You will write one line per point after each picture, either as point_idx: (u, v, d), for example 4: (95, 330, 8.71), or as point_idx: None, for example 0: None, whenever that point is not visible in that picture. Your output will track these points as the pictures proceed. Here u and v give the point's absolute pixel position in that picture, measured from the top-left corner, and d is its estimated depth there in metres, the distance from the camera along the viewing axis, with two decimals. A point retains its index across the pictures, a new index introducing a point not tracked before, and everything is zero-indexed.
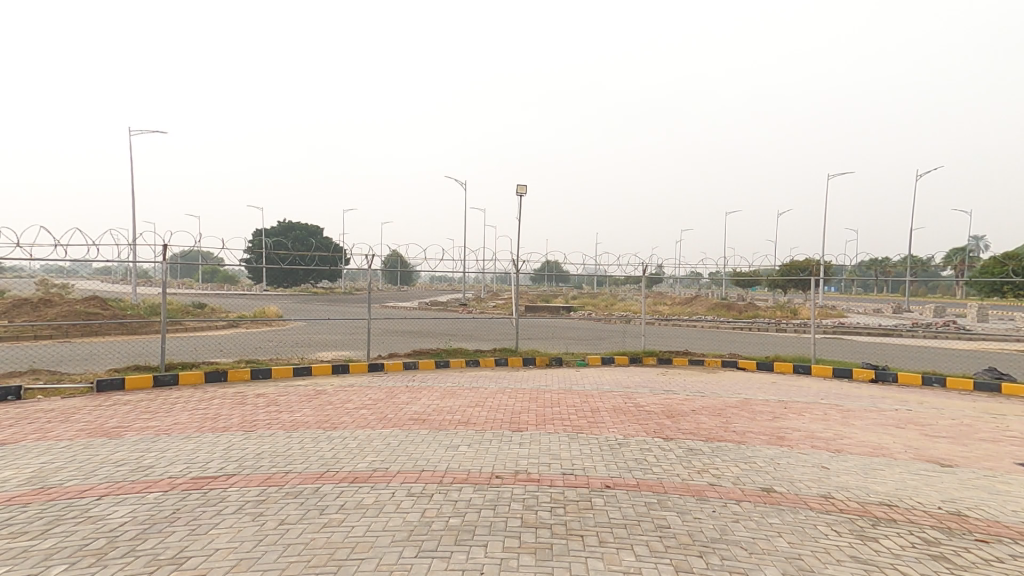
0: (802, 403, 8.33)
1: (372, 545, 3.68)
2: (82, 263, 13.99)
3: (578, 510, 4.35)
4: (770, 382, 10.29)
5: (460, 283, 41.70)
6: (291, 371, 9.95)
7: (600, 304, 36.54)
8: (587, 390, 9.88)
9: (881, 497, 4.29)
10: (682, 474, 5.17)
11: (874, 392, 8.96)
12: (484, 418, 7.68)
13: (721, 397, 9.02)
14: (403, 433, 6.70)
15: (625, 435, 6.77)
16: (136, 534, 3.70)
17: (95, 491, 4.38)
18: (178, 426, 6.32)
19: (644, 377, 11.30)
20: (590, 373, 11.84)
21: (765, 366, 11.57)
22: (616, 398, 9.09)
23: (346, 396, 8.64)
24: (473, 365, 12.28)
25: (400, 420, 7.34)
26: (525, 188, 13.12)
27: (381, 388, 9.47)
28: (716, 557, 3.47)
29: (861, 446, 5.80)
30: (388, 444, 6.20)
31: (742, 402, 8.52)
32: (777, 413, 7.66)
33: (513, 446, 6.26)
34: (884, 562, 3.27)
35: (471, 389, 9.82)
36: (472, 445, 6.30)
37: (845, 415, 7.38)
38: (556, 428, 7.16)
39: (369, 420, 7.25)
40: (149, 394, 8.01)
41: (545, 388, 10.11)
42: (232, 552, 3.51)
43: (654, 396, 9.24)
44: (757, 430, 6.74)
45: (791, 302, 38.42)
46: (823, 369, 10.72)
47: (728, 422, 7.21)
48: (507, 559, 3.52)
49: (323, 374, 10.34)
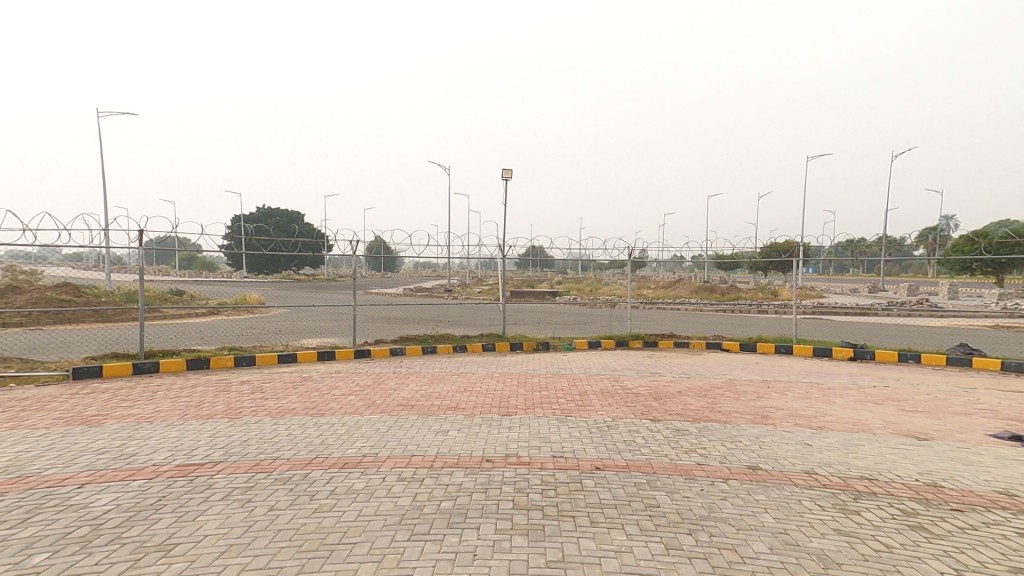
0: (784, 382, 8.52)
1: (364, 530, 3.67)
2: (52, 249, 13.49)
3: (569, 492, 4.40)
4: (753, 363, 10.50)
5: (445, 269, 41.49)
6: (276, 358, 9.83)
7: (585, 289, 36.71)
8: (574, 374, 9.95)
9: (862, 472, 4.42)
10: (670, 454, 5.26)
11: (853, 370, 9.21)
12: (473, 403, 7.69)
13: (706, 378, 9.18)
14: (392, 419, 6.68)
15: (613, 417, 6.86)
16: (121, 522, 3.62)
17: (76, 479, 4.27)
18: (160, 414, 6.19)
19: (630, 360, 11.44)
20: (577, 357, 11.92)
21: (748, 347, 11.80)
22: (604, 381, 9.19)
23: (333, 383, 8.57)
24: (461, 350, 12.27)
25: (389, 406, 7.32)
26: (511, 172, 12.99)
27: (369, 375, 9.41)
28: (705, 534, 3.54)
29: (842, 423, 5.96)
30: (378, 430, 6.17)
31: (726, 383, 8.68)
32: (761, 392, 7.83)
33: (503, 430, 6.30)
34: (866, 534, 3.38)
35: (460, 375, 9.83)
36: (462, 429, 6.32)
37: (826, 393, 7.57)
38: (545, 412, 7.21)
39: (357, 406, 7.21)
40: (130, 382, 7.84)
41: (533, 372, 10.16)
42: (221, 538, 3.46)
43: (641, 378, 9.36)
44: (741, 410, 6.88)
45: (771, 285, 39.13)
46: (804, 349, 10.97)
47: (714, 402, 7.34)
48: (500, 540, 3.54)
49: (309, 361, 10.23)
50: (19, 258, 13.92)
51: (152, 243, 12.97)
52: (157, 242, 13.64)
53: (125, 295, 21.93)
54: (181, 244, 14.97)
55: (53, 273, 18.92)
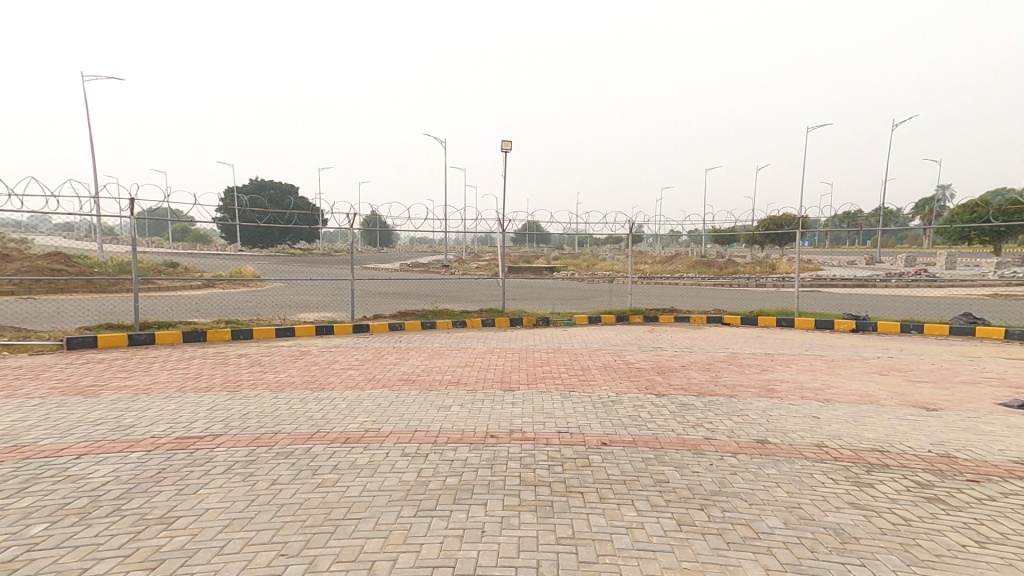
0: (787, 355, 8.47)
1: (369, 505, 3.58)
2: (42, 218, 13.12)
3: (576, 467, 4.33)
4: (755, 336, 10.45)
5: (442, 244, 41.14)
6: (274, 332, 9.68)
7: (582, 264, 36.50)
8: (576, 348, 9.89)
9: (873, 444, 4.36)
10: (676, 429, 5.20)
11: (856, 341, 9.18)
12: (474, 378, 7.62)
13: (709, 352, 9.12)
14: (393, 393, 6.60)
15: (617, 392, 6.80)
16: (121, 493, 3.50)
17: (73, 450, 4.14)
18: (158, 386, 6.05)
19: (631, 334, 11.37)
20: (578, 331, 11.84)
21: (749, 321, 11.75)
22: (606, 356, 9.13)
23: (332, 357, 8.46)
24: (460, 325, 12.17)
25: (389, 381, 7.23)
26: (510, 143, 12.64)
27: (368, 349, 9.31)
28: (718, 510, 3.47)
29: (848, 396, 5.91)
30: (379, 405, 6.08)
31: (729, 356, 8.63)
32: (764, 366, 7.77)
33: (506, 406, 6.22)
34: (883, 507, 3.31)
35: (460, 350, 9.74)
36: (464, 405, 6.24)
37: (830, 365, 7.53)
38: (547, 387, 7.14)
39: (357, 381, 7.11)
40: (126, 353, 7.68)
41: (534, 348, 10.08)
42: (223, 512, 3.36)
43: (643, 352, 9.31)
44: (746, 383, 6.82)
45: (769, 259, 39.04)
46: (806, 322, 10.92)
47: (718, 376, 7.29)
48: (508, 517, 3.47)
49: (307, 335, 10.10)
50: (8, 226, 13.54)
51: (145, 214, 12.67)
52: (151, 212, 13.35)
53: (118, 267, 21.60)
54: (174, 216, 14.65)
55: (44, 243, 18.52)
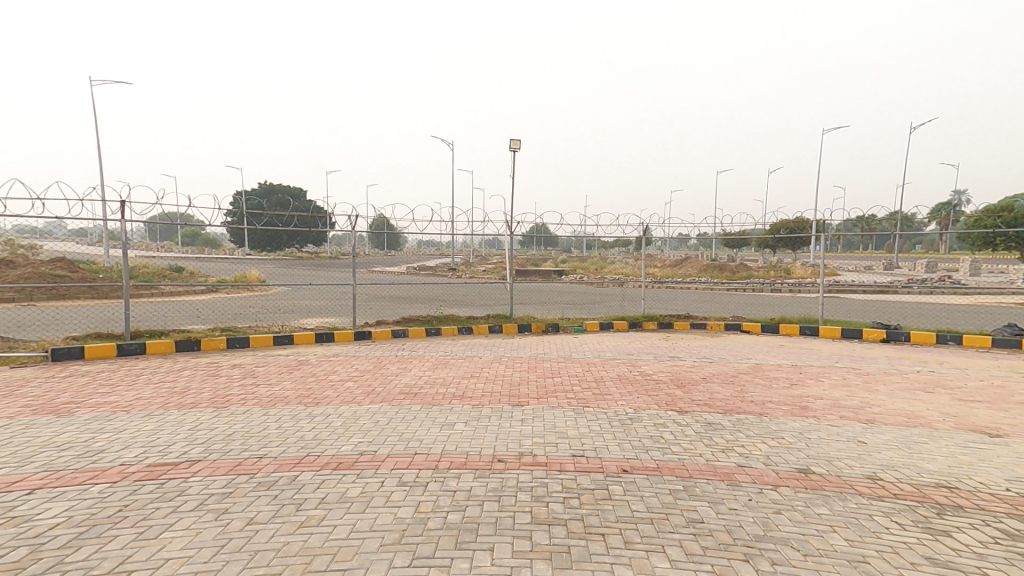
0: (817, 367, 7.88)
1: (356, 551, 3.09)
2: (54, 224, 12.98)
3: (595, 502, 3.80)
4: (778, 346, 9.85)
5: (448, 247, 40.69)
6: (272, 340, 9.27)
7: (591, 268, 35.87)
8: (588, 358, 9.35)
9: (938, 478, 3.79)
10: (705, 454, 4.66)
11: (890, 353, 8.56)
12: (480, 391, 7.11)
13: (730, 363, 8.56)
14: (393, 409, 6.11)
15: (635, 408, 6.27)
16: (69, 540, 3.02)
17: (28, 483, 3.68)
18: (140, 402, 5.60)
19: (646, 342, 10.82)
20: (589, 339, 11.30)
21: (771, 329, 11.16)
22: (620, 366, 8.58)
23: (330, 368, 8.00)
24: (466, 332, 11.67)
25: (389, 394, 6.74)
26: (519, 143, 12.16)
27: (369, 358, 8.84)
28: (766, 562, 2.93)
29: (895, 416, 5.32)
30: (377, 423, 5.58)
31: (754, 368, 8.05)
32: (793, 379, 7.20)
33: (514, 424, 5.70)
34: (968, 566, 2.76)
35: (465, 359, 9.24)
36: (469, 422, 5.73)
37: (866, 379, 6.94)
38: (559, 402, 6.61)
39: (355, 394, 6.63)
40: (112, 365, 7.27)
41: (544, 357, 9.55)
42: (185, 563, 2.88)
43: (660, 363, 8.75)
44: (777, 400, 6.25)
45: (783, 262, 38.17)
46: (831, 330, 10.32)
47: (744, 391, 6.73)
48: (519, 568, 2.96)
49: (307, 343, 9.67)
50: (22, 233, 13.39)
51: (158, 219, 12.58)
52: (160, 218, 13.23)
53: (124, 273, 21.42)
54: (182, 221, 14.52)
55: (52, 248, 18.32)
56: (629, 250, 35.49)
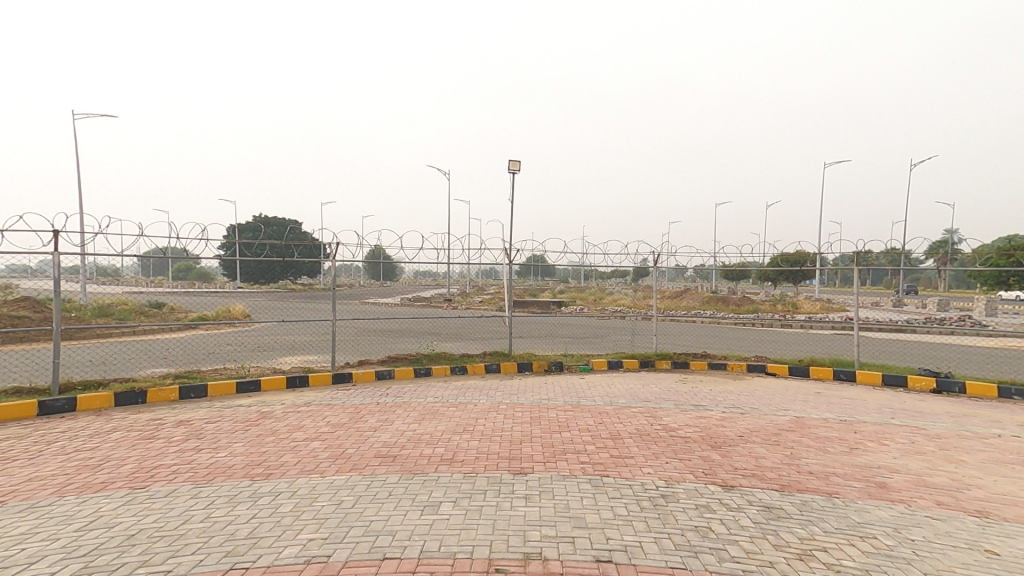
0: (872, 425, 6.70)
1: None
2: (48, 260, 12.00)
3: None
4: (815, 395, 8.69)
5: (443, 277, 39.68)
6: (234, 387, 8.02)
7: (590, 299, 34.86)
8: (598, 406, 8.14)
9: None
10: (780, 565, 3.41)
11: (951, 408, 7.45)
12: (474, 451, 5.88)
13: (766, 416, 7.36)
14: (364, 481, 4.85)
15: (668, 480, 5.02)
16: None
17: None
18: (33, 485, 4.34)
19: (663, 387, 9.61)
20: (597, 381, 10.11)
21: (800, 372, 10.09)
22: (638, 418, 7.35)
23: (298, 421, 6.77)
24: (460, 371, 10.46)
25: (363, 459, 5.49)
26: (518, 165, 11.25)
27: (346, 408, 7.58)
28: None
29: (1010, 507, 4.13)
30: (340, 504, 4.32)
31: (797, 424, 6.85)
32: (852, 442, 6.00)
33: (516, 504, 4.44)
34: None
35: (458, 407, 8.01)
36: (460, 502, 4.47)
37: (942, 444, 5.77)
38: (571, 469, 5.36)
39: (320, 459, 5.38)
40: (28, 427, 6.00)
41: (548, 403, 8.33)
42: None
43: (684, 414, 7.53)
44: (844, 473, 5.04)
45: (785, 296, 37.28)
46: (871, 376, 9.31)
47: (798, 458, 5.51)
48: None
49: (276, 388, 8.42)
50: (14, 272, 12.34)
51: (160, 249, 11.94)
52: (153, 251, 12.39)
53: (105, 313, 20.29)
54: (174, 255, 13.67)
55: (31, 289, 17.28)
56: (630, 282, 34.52)
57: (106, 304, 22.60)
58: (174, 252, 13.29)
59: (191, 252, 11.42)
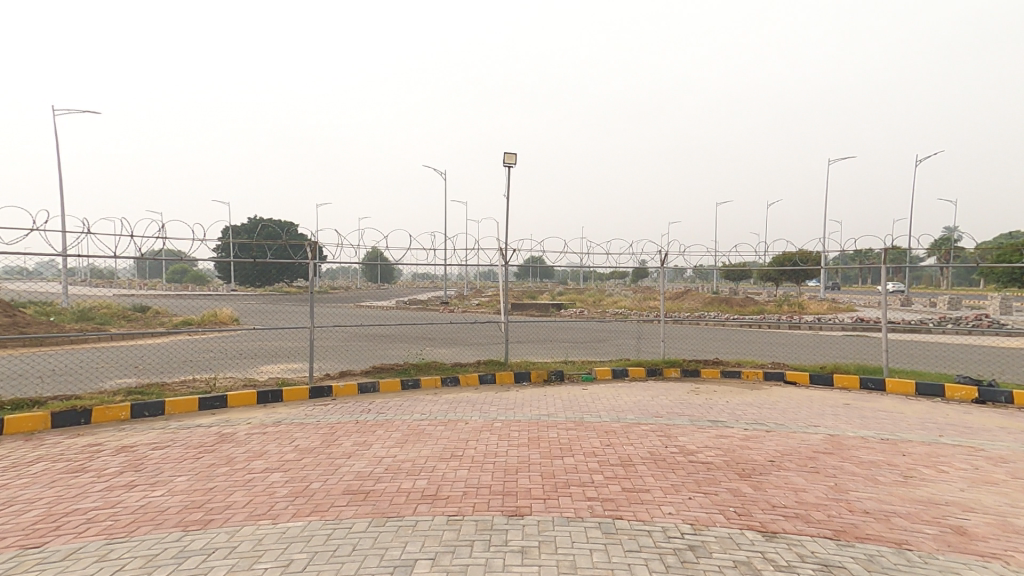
0: (922, 446, 5.83)
1: None
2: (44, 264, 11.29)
3: None
4: (845, 408, 7.84)
5: (440, 279, 38.81)
6: (195, 403, 7.13)
7: (589, 301, 33.97)
8: (605, 422, 7.25)
9: None
10: None
11: (1004, 424, 6.63)
12: (463, 484, 4.99)
13: (797, 434, 6.50)
14: (324, 529, 3.96)
15: (696, 523, 4.13)
16: None
17: None
18: None
19: (675, 398, 8.73)
20: (602, 392, 9.23)
21: (823, 380, 9.25)
22: (652, 438, 6.48)
23: (261, 445, 5.88)
24: (451, 383, 9.57)
25: (330, 496, 4.60)
26: (514, 157, 10.39)
27: (320, 429, 6.69)
28: None
29: None
30: (287, 567, 3.42)
31: (835, 445, 5.98)
32: (906, 469, 5.13)
33: (511, 562, 3.57)
34: None
35: (448, 425, 7.12)
36: (440, 560, 3.57)
37: (1013, 473, 4.92)
38: (577, 507, 4.48)
39: (277, 497, 4.48)
40: None
41: (548, 419, 7.44)
42: None
43: (703, 432, 6.65)
44: (908, 512, 4.17)
45: (788, 296, 36.49)
46: (903, 384, 8.51)
47: (847, 492, 4.63)
48: None
49: (244, 405, 7.53)
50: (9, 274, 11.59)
51: (162, 250, 11.23)
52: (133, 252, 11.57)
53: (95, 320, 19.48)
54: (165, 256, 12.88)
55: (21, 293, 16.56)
56: (630, 282, 33.64)
57: (87, 308, 21.60)
58: (172, 255, 12.59)
59: (185, 257, 10.71)
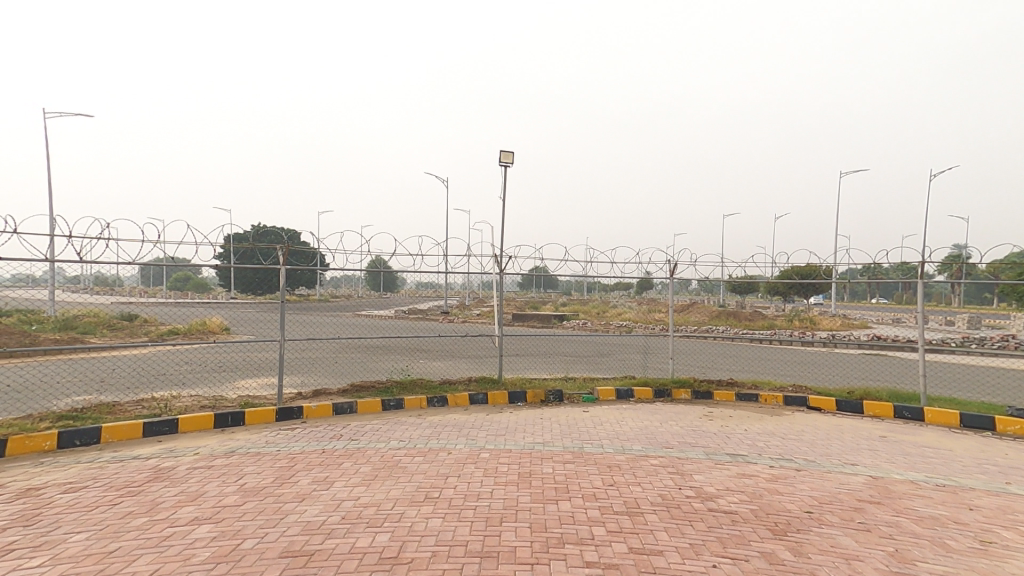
0: (990, 496, 4.85)
1: None
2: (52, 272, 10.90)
3: None
4: (883, 441, 6.86)
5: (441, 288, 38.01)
6: (139, 429, 6.27)
7: (593, 313, 33.09)
8: (608, 454, 6.31)
9: None
10: None
11: None
12: (433, 541, 4.04)
13: (834, 475, 5.53)
14: None
15: None
16: None
17: None
18: None
19: (688, 425, 7.76)
20: (606, 416, 8.27)
21: (852, 406, 8.27)
22: (664, 476, 5.52)
23: (201, 484, 4.98)
24: (438, 403, 8.65)
25: (263, 559, 3.66)
26: (511, 156, 9.56)
27: (278, 460, 5.76)
28: None
29: None
30: None
31: (883, 492, 5.01)
32: (981, 531, 4.15)
33: None
34: None
35: (428, 456, 6.17)
36: None
37: None
38: None
39: (193, 562, 3.55)
40: None
41: (543, 450, 6.49)
42: None
43: (724, 471, 5.68)
44: None
45: (798, 310, 35.38)
46: (945, 415, 7.54)
47: (915, 564, 3.66)
48: None
49: (198, 430, 6.65)
50: None
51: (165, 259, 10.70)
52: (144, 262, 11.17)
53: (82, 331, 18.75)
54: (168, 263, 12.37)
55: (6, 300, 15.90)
56: (635, 294, 32.71)
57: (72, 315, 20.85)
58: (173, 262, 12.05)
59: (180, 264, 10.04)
